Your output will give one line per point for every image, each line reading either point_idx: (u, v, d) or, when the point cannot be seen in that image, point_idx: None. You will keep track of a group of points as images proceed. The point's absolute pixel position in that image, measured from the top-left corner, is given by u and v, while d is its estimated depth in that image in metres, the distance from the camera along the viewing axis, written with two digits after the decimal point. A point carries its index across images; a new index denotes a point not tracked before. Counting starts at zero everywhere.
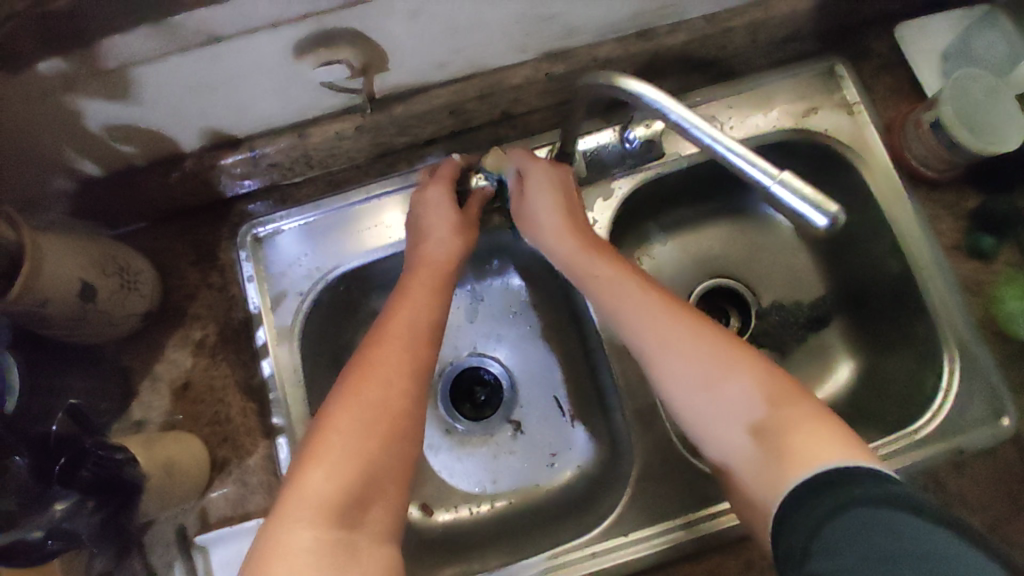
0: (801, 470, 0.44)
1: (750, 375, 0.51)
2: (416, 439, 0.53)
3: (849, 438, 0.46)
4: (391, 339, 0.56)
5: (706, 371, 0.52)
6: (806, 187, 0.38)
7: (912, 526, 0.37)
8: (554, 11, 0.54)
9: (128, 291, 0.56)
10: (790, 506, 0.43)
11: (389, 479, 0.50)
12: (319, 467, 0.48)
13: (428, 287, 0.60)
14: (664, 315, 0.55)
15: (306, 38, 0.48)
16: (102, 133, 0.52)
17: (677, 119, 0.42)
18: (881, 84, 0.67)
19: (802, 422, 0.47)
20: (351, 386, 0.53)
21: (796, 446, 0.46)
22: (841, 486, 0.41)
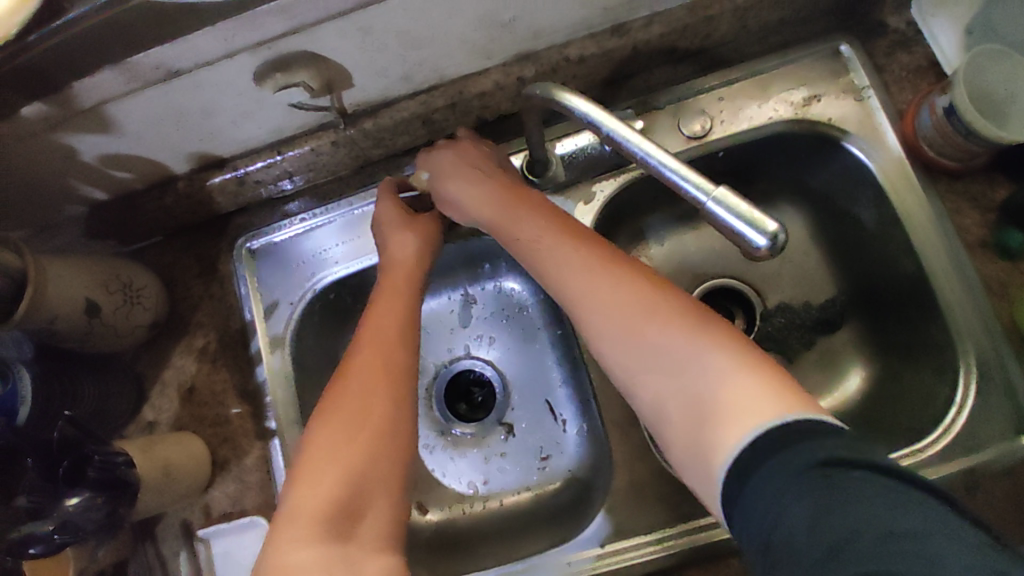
0: (736, 432, 0.41)
1: (678, 325, 0.47)
2: (405, 451, 0.55)
3: (783, 387, 0.42)
4: (364, 348, 0.58)
5: (632, 324, 0.48)
6: (741, 204, 0.34)
7: (892, 493, 0.35)
8: (512, 15, 0.53)
9: (131, 305, 0.61)
10: (754, 478, 0.38)
11: (379, 484, 0.53)
12: (307, 487, 0.51)
13: (400, 289, 0.61)
14: (593, 272, 0.51)
15: (262, 65, 0.49)
16: (97, 162, 0.56)
17: (611, 134, 0.40)
18: (897, 62, 0.60)
19: (733, 373, 0.43)
20: (328, 403, 0.55)
21: (727, 405, 0.42)
22: (807, 444, 0.37)
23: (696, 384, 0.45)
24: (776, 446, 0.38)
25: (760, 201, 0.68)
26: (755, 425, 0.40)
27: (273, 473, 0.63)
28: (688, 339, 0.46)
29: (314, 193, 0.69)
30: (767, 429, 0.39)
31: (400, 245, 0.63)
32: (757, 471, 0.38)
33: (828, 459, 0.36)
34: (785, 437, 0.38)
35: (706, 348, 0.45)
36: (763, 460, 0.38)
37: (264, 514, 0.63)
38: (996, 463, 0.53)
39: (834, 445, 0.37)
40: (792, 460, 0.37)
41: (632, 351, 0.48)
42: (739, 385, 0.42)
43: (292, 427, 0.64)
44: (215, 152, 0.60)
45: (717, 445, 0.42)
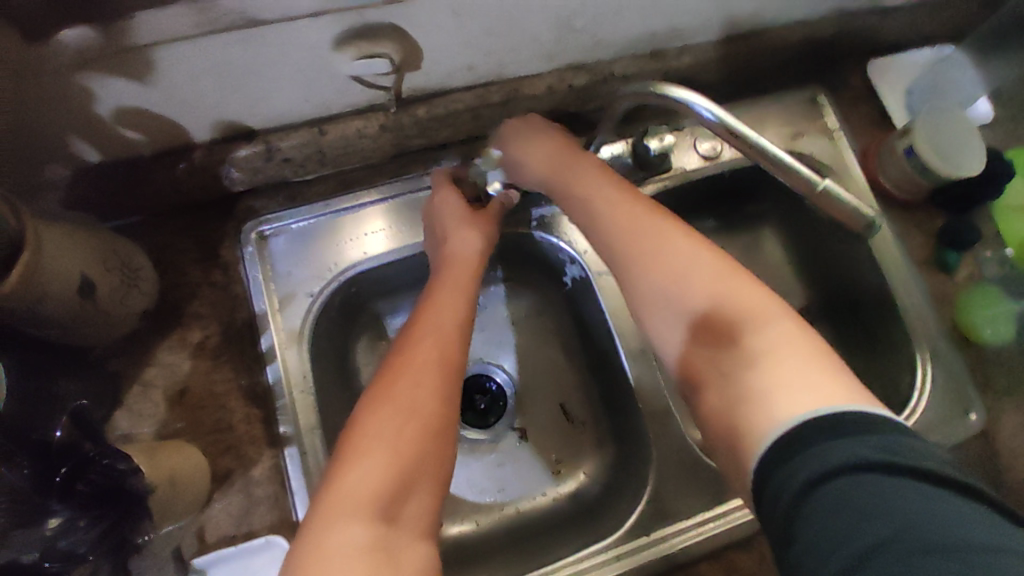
0: (779, 413, 0.40)
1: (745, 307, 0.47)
2: (450, 441, 0.52)
3: (840, 379, 0.41)
4: (424, 335, 0.56)
5: (689, 289, 0.50)
6: (846, 196, 0.42)
7: (923, 501, 0.32)
8: (585, 24, 0.57)
9: (128, 288, 0.52)
10: (782, 470, 0.37)
11: (425, 474, 0.50)
12: (357, 466, 0.47)
13: (460, 288, 0.60)
14: (648, 245, 0.53)
15: (346, 32, 0.47)
16: (110, 117, 0.49)
17: (731, 127, 0.43)
18: (858, 113, 0.74)
19: (795, 359, 0.43)
20: (385, 382, 0.53)
21: (775, 384, 0.42)
22: (837, 443, 0.36)
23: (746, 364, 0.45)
24: (802, 439, 0.37)
25: (745, 222, 0.80)
26: (796, 405, 0.40)
27: (287, 486, 0.56)
28: (754, 319, 0.47)
29: (339, 180, 0.65)
30: (813, 418, 0.38)
31: (463, 243, 0.61)
32: (789, 464, 0.37)
33: (849, 472, 0.34)
34: (835, 425, 0.37)
35: (768, 328, 0.46)
36: (801, 445, 0.37)
37: (279, 533, 0.54)
38: (952, 439, 0.64)
39: (858, 449, 0.35)
40: (819, 457, 0.36)
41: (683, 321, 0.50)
42: (798, 371, 0.42)
43: (311, 434, 0.57)
44: (244, 121, 0.55)
45: (756, 420, 0.41)
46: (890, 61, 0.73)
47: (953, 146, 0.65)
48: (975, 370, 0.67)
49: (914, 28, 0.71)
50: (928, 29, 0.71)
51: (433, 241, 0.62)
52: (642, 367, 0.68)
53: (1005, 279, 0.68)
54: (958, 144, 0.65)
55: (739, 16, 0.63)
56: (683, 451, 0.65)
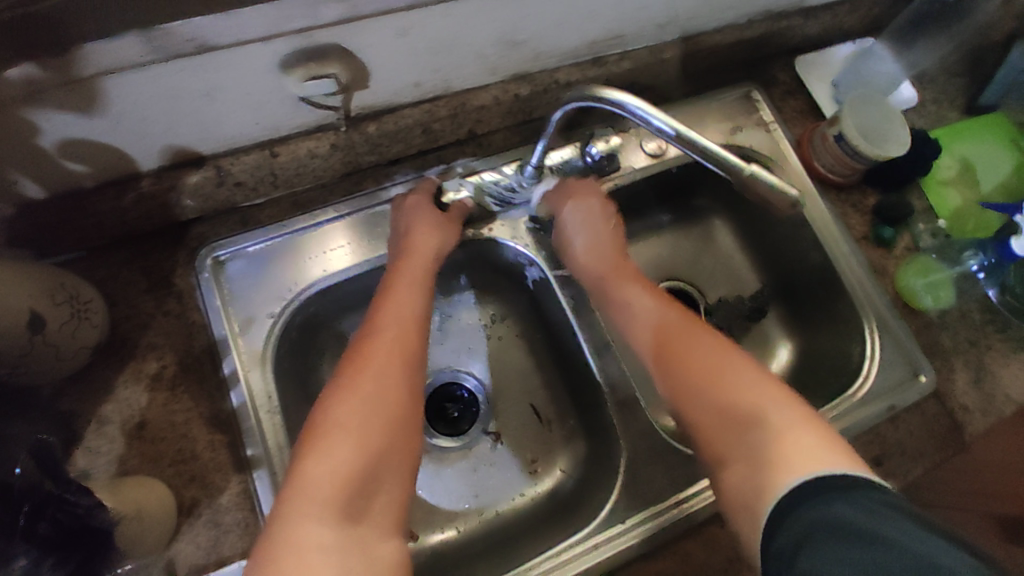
0: (782, 476, 0.45)
1: (762, 390, 0.51)
2: (414, 432, 0.54)
3: (832, 447, 0.46)
4: (383, 330, 0.57)
5: (699, 370, 0.55)
6: (770, 177, 0.45)
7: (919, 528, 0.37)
8: (524, 37, 0.59)
9: (78, 321, 0.51)
10: (789, 520, 0.42)
11: (389, 469, 0.50)
12: (320, 458, 0.48)
13: (416, 282, 0.61)
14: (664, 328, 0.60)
15: (294, 53, 0.48)
16: (54, 151, 0.48)
17: (660, 125, 0.46)
18: (789, 106, 0.78)
19: (805, 435, 0.47)
20: (348, 377, 0.53)
21: (788, 455, 0.46)
22: (853, 492, 0.41)
23: (761, 437, 0.48)
24: (809, 495, 0.42)
25: (694, 216, 0.83)
26: (806, 472, 0.44)
27: (257, 510, 0.55)
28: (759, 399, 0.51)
29: (292, 201, 0.65)
30: (807, 480, 0.43)
31: (420, 236, 0.62)
32: (805, 496, 0.42)
33: (854, 506, 0.40)
34: (822, 486, 0.42)
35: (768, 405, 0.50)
36: (811, 497, 0.42)
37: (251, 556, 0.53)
38: (904, 403, 0.67)
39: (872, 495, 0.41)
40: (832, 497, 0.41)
41: (707, 409, 0.53)
42: (806, 444, 0.46)
43: (280, 453, 0.57)
44: (194, 147, 0.55)
45: (767, 484, 0.46)
46: (814, 59, 0.78)
47: (868, 130, 0.70)
48: (920, 336, 0.70)
49: (835, 24, 0.75)
50: (847, 24, 0.76)
51: (393, 232, 0.64)
52: (608, 361, 0.69)
53: (939, 248, 0.72)
54: (875, 126, 0.70)
55: (672, 20, 0.65)
56: (654, 440, 0.66)
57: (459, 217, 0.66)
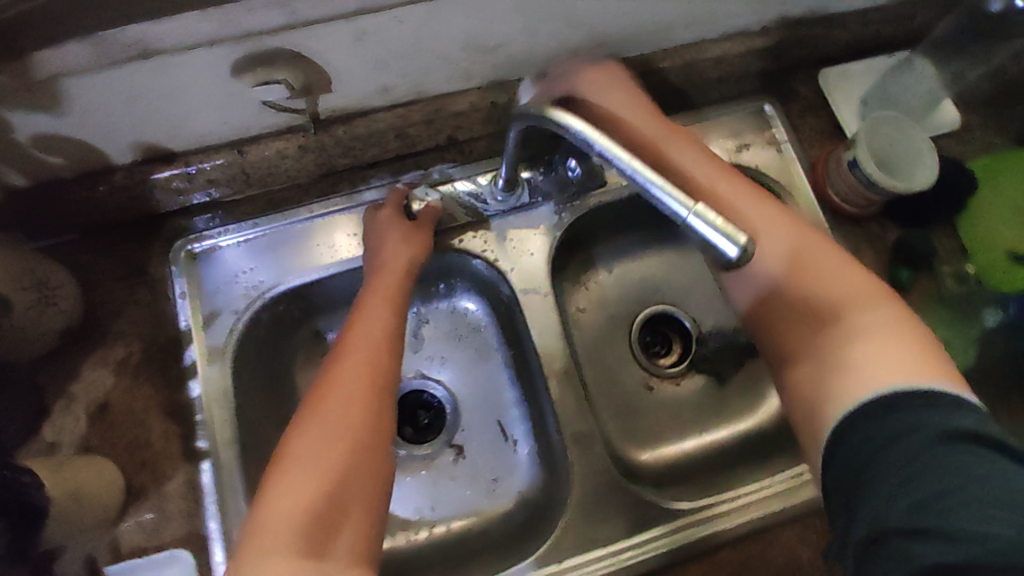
0: (859, 383, 0.44)
1: (871, 291, 0.49)
2: (387, 454, 0.51)
3: (925, 360, 0.44)
4: (350, 352, 0.54)
5: (785, 257, 0.52)
6: (717, 218, 0.39)
7: (993, 467, 0.37)
8: (496, 42, 0.56)
9: (43, 306, 0.53)
10: (860, 427, 0.42)
11: (355, 497, 0.48)
12: (278, 491, 0.46)
13: (387, 299, 0.58)
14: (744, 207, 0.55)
15: (245, 57, 0.48)
16: (28, 142, 0.51)
17: (602, 149, 0.42)
18: (807, 124, 0.71)
19: (895, 344, 0.45)
20: (312, 401, 0.51)
21: (885, 360, 0.44)
22: (923, 413, 0.40)
23: (846, 340, 0.47)
24: (887, 407, 0.42)
25: None
26: (886, 384, 0.43)
27: (200, 501, 0.56)
28: (851, 301, 0.49)
29: (267, 200, 0.65)
30: (890, 393, 0.42)
31: (390, 252, 0.60)
32: (872, 424, 0.41)
33: (923, 428, 0.39)
34: (898, 402, 0.41)
35: (857, 309, 0.48)
36: (883, 410, 0.42)
37: (186, 546, 0.55)
38: None
39: (946, 417, 0.40)
40: (900, 433, 0.40)
41: (803, 294, 0.51)
42: (890, 351, 0.45)
43: (228, 446, 0.59)
44: (165, 144, 0.57)
45: (841, 391, 0.45)
46: (847, 71, 0.70)
47: (887, 159, 0.64)
48: None
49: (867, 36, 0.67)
50: (879, 36, 0.68)
51: (367, 252, 0.62)
52: (569, 390, 0.65)
53: (964, 296, 0.64)
54: (902, 154, 0.63)
55: (668, 27, 0.60)
56: (612, 475, 0.63)
57: (428, 222, 0.64)
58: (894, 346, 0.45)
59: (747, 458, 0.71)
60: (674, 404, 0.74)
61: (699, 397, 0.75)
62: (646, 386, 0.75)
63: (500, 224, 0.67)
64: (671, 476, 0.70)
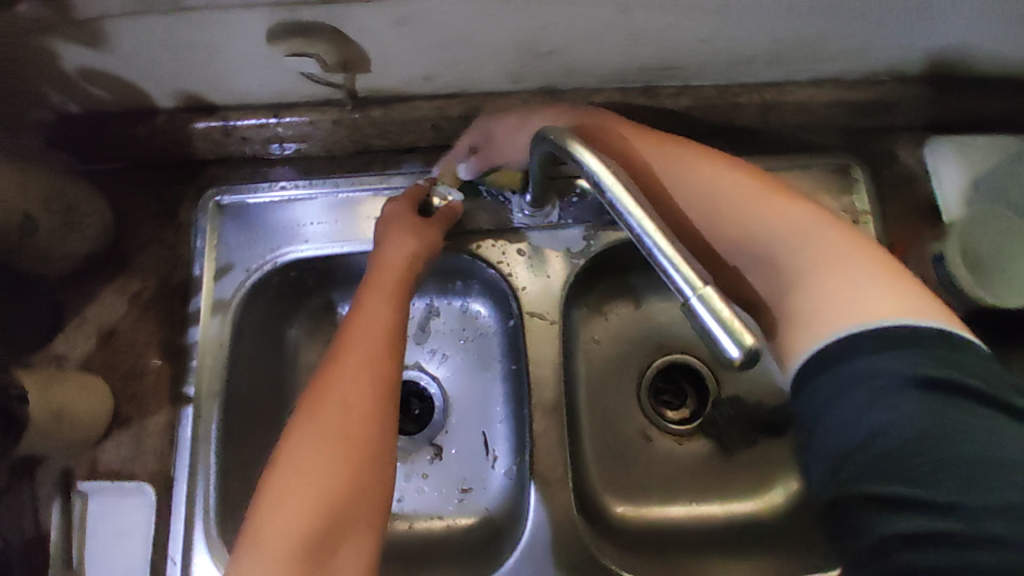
0: (813, 328, 0.40)
1: (806, 221, 0.45)
2: (386, 464, 0.48)
3: (882, 289, 0.39)
4: (350, 352, 0.51)
5: (727, 209, 0.47)
6: (724, 309, 0.33)
7: (952, 418, 0.33)
8: (550, 47, 0.52)
9: (69, 229, 0.56)
10: (813, 383, 0.38)
11: (355, 514, 0.46)
12: (275, 509, 0.44)
13: (393, 294, 0.55)
14: (688, 172, 0.50)
15: (281, 25, 0.48)
16: (80, 74, 0.53)
17: (614, 201, 0.38)
18: (895, 198, 0.62)
19: (845, 273, 0.41)
20: (307, 410, 0.49)
21: (838, 295, 0.40)
22: (873, 357, 0.36)
23: (806, 283, 0.42)
24: (831, 359, 0.38)
25: None
26: (835, 330, 0.38)
27: (174, 443, 0.58)
28: (799, 232, 0.44)
29: (301, 165, 0.65)
30: (835, 339, 0.38)
31: (394, 247, 0.57)
32: (825, 377, 0.37)
33: (871, 375, 0.36)
34: (847, 347, 0.37)
35: (804, 240, 0.44)
36: (827, 365, 0.38)
37: (153, 483, 0.57)
38: None
39: (907, 362, 0.35)
40: (847, 391, 0.36)
41: (743, 248, 0.47)
42: (843, 285, 0.40)
43: (211, 400, 0.59)
44: (206, 96, 0.57)
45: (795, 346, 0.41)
46: (960, 143, 0.61)
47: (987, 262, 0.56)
48: None
49: (984, 106, 0.59)
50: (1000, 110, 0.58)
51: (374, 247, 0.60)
52: (554, 425, 0.61)
53: None
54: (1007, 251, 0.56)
55: (746, 62, 0.55)
56: (576, 525, 0.59)
57: (445, 220, 0.60)
58: (841, 275, 0.41)
59: (734, 544, 0.65)
60: (670, 464, 0.68)
61: (700, 463, 0.68)
62: (644, 436, 0.69)
63: (521, 238, 0.64)
64: (646, 538, 0.65)
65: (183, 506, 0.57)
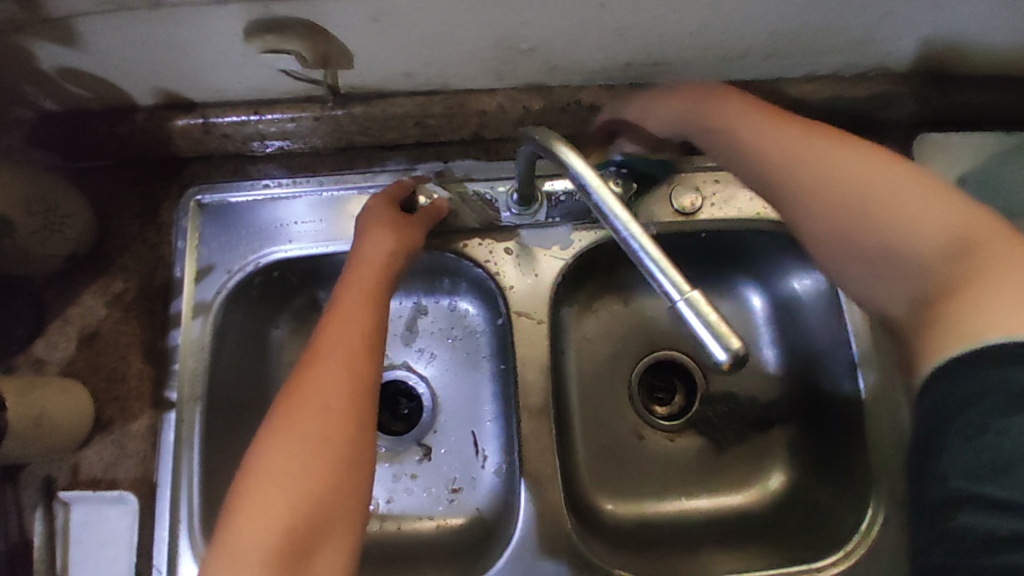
0: (969, 329, 0.40)
1: (954, 224, 0.44)
2: (365, 468, 0.48)
3: None
4: (327, 352, 0.50)
5: (869, 201, 0.47)
6: (712, 314, 0.33)
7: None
8: (531, 44, 0.52)
9: (48, 231, 0.55)
10: (960, 380, 0.39)
11: (331, 518, 0.45)
12: (250, 514, 0.44)
13: (371, 292, 0.54)
14: (827, 162, 0.49)
15: (255, 22, 0.47)
16: (54, 73, 0.52)
17: (598, 202, 0.38)
18: None
19: (1001, 282, 0.40)
20: (285, 411, 0.48)
21: (995, 307, 0.39)
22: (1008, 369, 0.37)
23: (964, 288, 0.42)
24: (996, 359, 0.37)
25: (726, 288, 0.72)
26: (992, 335, 0.38)
27: (156, 447, 0.57)
28: (966, 241, 0.43)
29: (284, 162, 0.64)
30: (989, 345, 0.38)
31: (372, 245, 0.56)
32: (965, 381, 0.38)
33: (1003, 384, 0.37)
34: (1003, 354, 0.37)
35: (962, 248, 0.43)
36: (988, 365, 0.37)
37: (135, 489, 0.57)
38: None
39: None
40: (980, 397, 0.37)
41: (877, 239, 0.47)
42: (1005, 293, 0.40)
43: (194, 403, 0.59)
44: (183, 93, 0.56)
45: (940, 343, 0.41)
46: (949, 139, 0.62)
47: None
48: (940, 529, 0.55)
49: (973, 102, 0.60)
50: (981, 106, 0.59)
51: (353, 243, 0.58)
52: (542, 425, 0.61)
53: None
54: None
55: (733, 59, 0.55)
56: (565, 526, 0.59)
57: (428, 218, 0.60)
58: (986, 284, 0.41)
59: (723, 539, 0.65)
60: (660, 460, 0.68)
61: (690, 460, 0.68)
62: (636, 433, 0.69)
63: (508, 237, 0.63)
64: (636, 534, 0.65)
65: (166, 512, 0.56)
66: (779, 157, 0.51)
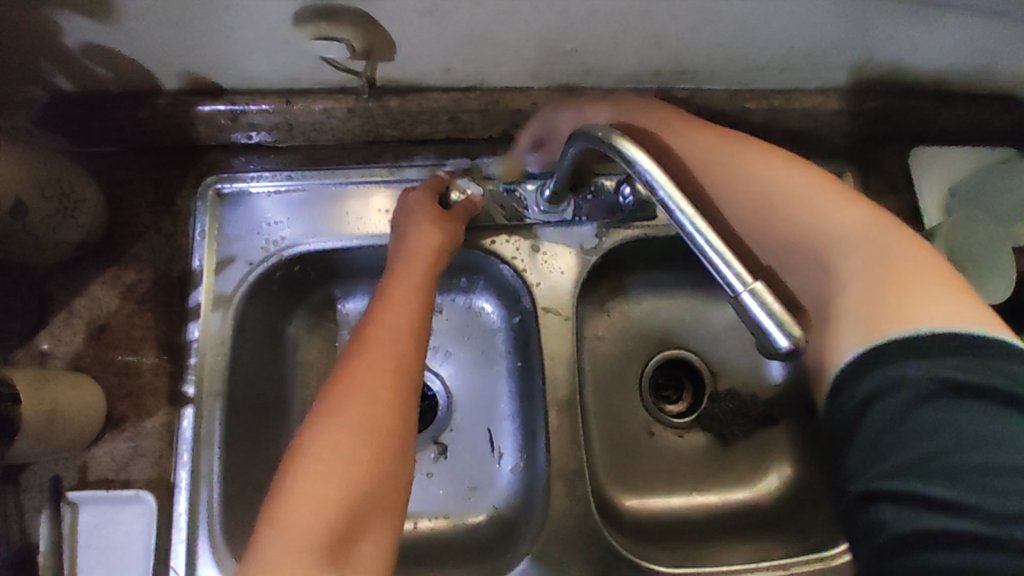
0: (865, 330, 0.41)
1: (852, 221, 0.47)
2: (407, 459, 0.47)
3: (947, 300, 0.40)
4: (375, 342, 0.50)
5: (772, 207, 0.50)
6: (775, 303, 0.35)
7: (946, 415, 0.36)
8: (573, 45, 0.53)
9: (63, 217, 0.52)
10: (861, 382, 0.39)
11: (376, 507, 0.44)
12: (295, 499, 0.42)
13: (416, 286, 0.55)
14: (732, 168, 0.52)
15: (307, 7, 0.46)
16: (79, 51, 0.50)
17: (663, 198, 0.39)
18: (883, 203, 0.67)
19: (893, 282, 0.42)
20: (331, 397, 0.47)
21: (901, 299, 0.41)
22: (903, 365, 0.38)
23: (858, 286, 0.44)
24: (884, 361, 0.39)
25: None
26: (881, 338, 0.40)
27: (174, 445, 0.55)
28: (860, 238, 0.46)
29: (308, 154, 0.63)
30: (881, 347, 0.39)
31: (417, 240, 0.57)
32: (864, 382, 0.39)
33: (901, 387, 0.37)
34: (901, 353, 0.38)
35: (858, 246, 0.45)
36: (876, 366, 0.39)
37: (151, 489, 0.54)
38: None
39: (935, 370, 0.37)
40: (886, 402, 0.38)
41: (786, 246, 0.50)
42: (893, 290, 0.42)
43: (215, 398, 0.57)
44: (212, 79, 0.55)
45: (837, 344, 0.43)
46: (938, 155, 0.68)
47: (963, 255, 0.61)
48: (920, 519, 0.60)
49: (966, 119, 0.65)
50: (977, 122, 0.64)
51: (394, 238, 0.59)
52: (567, 420, 0.62)
53: None
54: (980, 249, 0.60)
55: (758, 69, 0.58)
56: (591, 520, 0.60)
57: (464, 214, 0.61)
58: (876, 279, 0.43)
59: (735, 531, 0.67)
60: (672, 456, 0.70)
61: (700, 456, 0.70)
62: (647, 430, 0.70)
63: (535, 234, 0.65)
64: (652, 529, 0.67)
65: (186, 512, 0.54)
66: (703, 164, 0.53)
